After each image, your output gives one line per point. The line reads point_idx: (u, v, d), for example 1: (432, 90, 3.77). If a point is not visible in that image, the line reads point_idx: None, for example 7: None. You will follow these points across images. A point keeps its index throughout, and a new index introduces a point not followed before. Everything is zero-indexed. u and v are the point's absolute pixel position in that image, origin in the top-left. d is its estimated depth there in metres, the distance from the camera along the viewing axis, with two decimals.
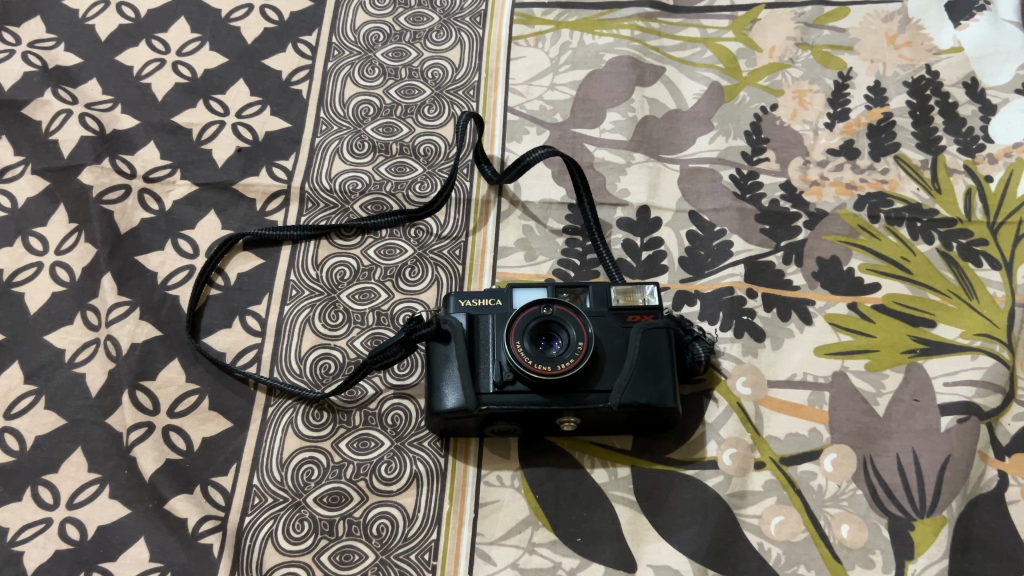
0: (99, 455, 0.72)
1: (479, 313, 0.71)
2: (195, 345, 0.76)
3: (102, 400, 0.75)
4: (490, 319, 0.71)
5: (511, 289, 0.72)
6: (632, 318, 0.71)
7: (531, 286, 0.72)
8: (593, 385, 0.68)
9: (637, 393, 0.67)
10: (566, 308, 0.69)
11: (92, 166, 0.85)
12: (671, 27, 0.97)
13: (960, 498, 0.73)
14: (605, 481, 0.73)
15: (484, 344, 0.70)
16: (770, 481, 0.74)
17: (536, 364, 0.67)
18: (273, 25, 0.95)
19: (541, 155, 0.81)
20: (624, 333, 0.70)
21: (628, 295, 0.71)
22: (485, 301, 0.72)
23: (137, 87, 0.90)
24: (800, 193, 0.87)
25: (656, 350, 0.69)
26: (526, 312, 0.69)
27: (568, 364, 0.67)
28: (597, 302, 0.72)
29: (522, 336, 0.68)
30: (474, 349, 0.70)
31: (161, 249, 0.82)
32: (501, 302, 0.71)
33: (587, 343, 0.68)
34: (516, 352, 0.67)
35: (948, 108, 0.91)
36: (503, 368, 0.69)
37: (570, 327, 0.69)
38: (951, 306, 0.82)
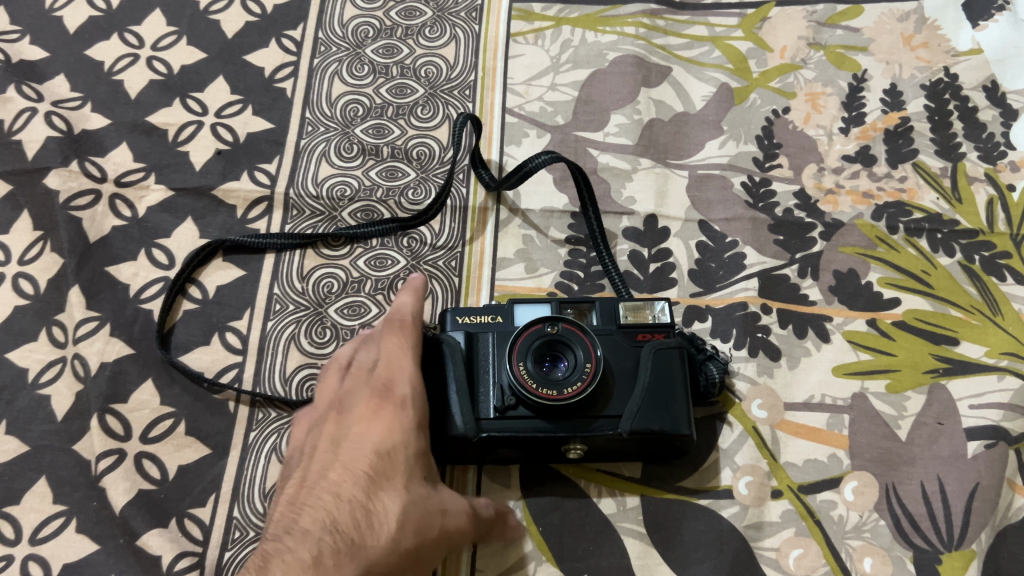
0: (65, 485, 0.66)
1: (478, 331, 0.66)
2: (165, 357, 0.71)
3: (69, 425, 0.69)
4: (489, 337, 0.65)
5: (512, 305, 0.66)
6: (642, 336, 0.65)
7: (534, 302, 0.66)
8: (601, 410, 0.63)
9: (649, 420, 0.62)
10: (572, 327, 0.64)
11: (59, 169, 0.78)
12: (677, 25, 0.92)
13: (989, 530, 0.68)
14: (613, 512, 0.69)
15: (483, 365, 0.64)
16: (788, 511, 0.69)
17: (541, 389, 0.61)
18: (255, 18, 0.89)
19: (543, 162, 0.76)
20: (634, 354, 0.65)
21: (636, 311, 0.66)
22: (484, 318, 0.66)
23: (108, 84, 0.84)
24: (815, 202, 0.82)
25: (668, 372, 0.64)
26: (529, 331, 0.64)
27: (576, 388, 0.61)
28: (604, 320, 0.66)
29: (525, 357, 0.63)
30: (473, 371, 0.64)
31: (134, 259, 0.76)
32: (502, 319, 0.66)
33: (595, 365, 0.62)
34: (519, 375, 0.62)
35: (967, 113, 0.87)
36: (505, 392, 0.63)
37: (577, 349, 0.63)
38: (974, 323, 0.77)
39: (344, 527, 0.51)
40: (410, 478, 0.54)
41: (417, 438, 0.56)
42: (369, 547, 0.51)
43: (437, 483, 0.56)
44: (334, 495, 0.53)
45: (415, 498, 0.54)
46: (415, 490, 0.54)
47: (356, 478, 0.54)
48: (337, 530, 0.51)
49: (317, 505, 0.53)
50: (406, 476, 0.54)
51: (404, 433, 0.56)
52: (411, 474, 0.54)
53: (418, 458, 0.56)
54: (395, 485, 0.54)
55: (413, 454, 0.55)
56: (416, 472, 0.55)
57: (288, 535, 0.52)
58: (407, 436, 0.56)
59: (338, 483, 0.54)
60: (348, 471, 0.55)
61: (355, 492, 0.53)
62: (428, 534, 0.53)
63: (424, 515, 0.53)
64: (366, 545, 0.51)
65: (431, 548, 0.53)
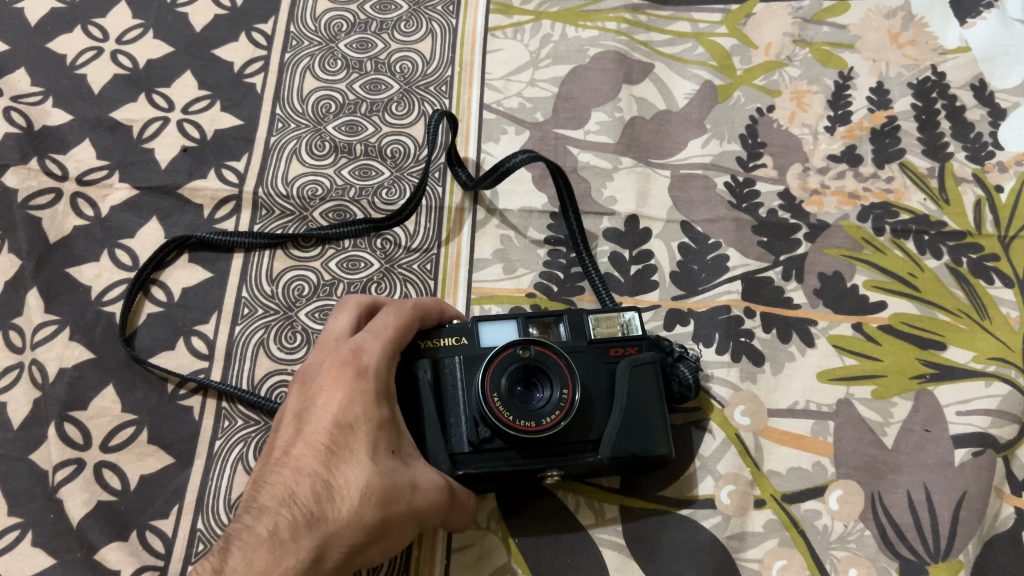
0: (20, 496, 0.64)
1: (444, 356, 0.60)
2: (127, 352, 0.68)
3: (25, 433, 0.66)
4: (456, 361, 0.59)
5: (477, 325, 0.61)
6: (615, 351, 0.61)
7: (499, 321, 0.61)
8: (582, 435, 0.58)
9: (631, 444, 0.58)
10: (545, 350, 0.58)
11: (18, 167, 0.75)
12: (659, 20, 0.89)
13: (976, 540, 0.67)
14: (590, 523, 0.67)
15: (452, 391, 0.58)
16: (771, 521, 0.67)
17: (517, 420, 0.56)
18: (225, 11, 0.85)
19: (520, 162, 0.74)
20: (607, 371, 0.60)
21: (605, 326, 0.62)
22: (449, 341, 0.60)
23: (71, 78, 0.80)
24: (800, 203, 0.80)
25: (643, 391, 0.60)
26: (501, 357, 0.58)
27: (556, 416, 0.56)
28: (574, 334, 0.61)
29: (497, 383, 0.57)
30: (441, 401, 0.58)
31: (96, 260, 0.73)
32: (468, 340, 0.60)
33: (572, 389, 0.57)
34: (494, 406, 0.56)
35: (955, 112, 0.85)
36: (479, 423, 0.57)
37: (553, 374, 0.58)
38: (961, 327, 0.75)
39: (302, 502, 0.48)
40: (372, 451, 0.50)
41: (383, 409, 0.52)
42: (330, 521, 0.48)
43: (405, 454, 0.52)
44: (294, 467, 0.50)
45: (380, 472, 0.50)
46: (380, 463, 0.50)
47: (316, 450, 0.51)
48: (296, 504, 0.48)
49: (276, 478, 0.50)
50: (371, 449, 0.50)
51: (366, 404, 0.52)
52: (376, 446, 0.51)
53: (384, 429, 0.52)
54: (357, 456, 0.50)
55: (378, 426, 0.51)
56: (380, 445, 0.51)
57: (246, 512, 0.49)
58: (369, 407, 0.52)
59: (297, 456, 0.51)
60: (307, 443, 0.51)
61: (314, 464, 0.50)
62: (395, 506, 0.50)
63: (391, 487, 0.50)
64: (326, 519, 0.48)
65: (400, 519, 0.50)
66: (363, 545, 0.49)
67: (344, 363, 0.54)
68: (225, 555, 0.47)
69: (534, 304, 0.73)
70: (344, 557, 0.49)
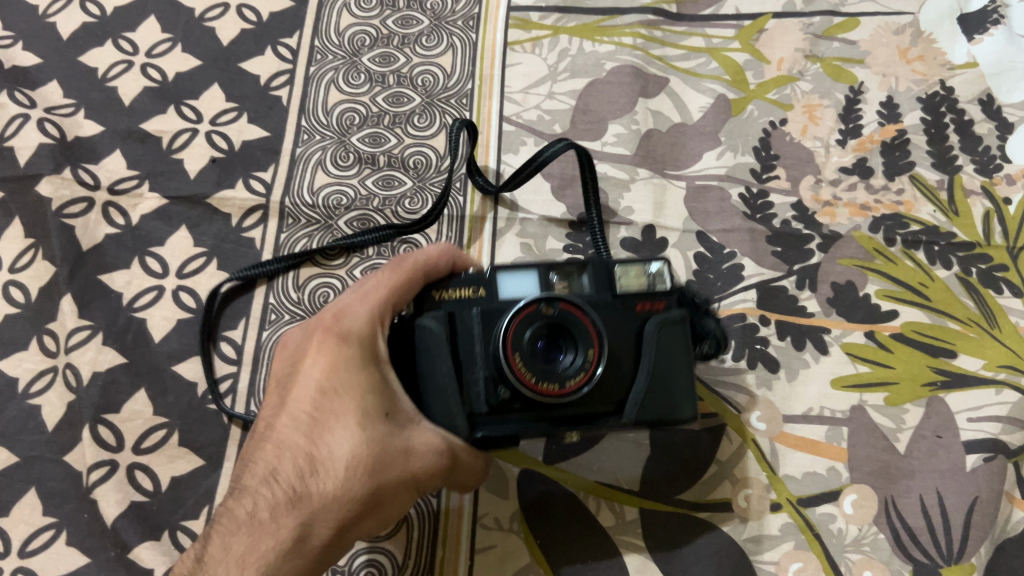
0: (55, 496, 0.66)
1: (459, 309, 0.54)
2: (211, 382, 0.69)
3: (60, 435, 0.68)
4: (472, 315, 0.53)
5: (494, 274, 0.54)
6: (642, 306, 0.55)
7: (519, 269, 0.54)
8: (608, 395, 0.54)
9: (658, 407, 0.54)
10: (570, 308, 0.53)
11: (51, 177, 0.77)
12: (673, 35, 0.90)
13: (988, 543, 0.68)
14: (611, 525, 0.69)
15: (469, 348, 0.53)
16: (787, 524, 0.70)
17: (539, 385, 0.52)
18: (251, 25, 0.87)
19: (558, 150, 0.74)
20: (634, 328, 0.55)
21: (635, 275, 0.54)
22: (464, 292, 0.54)
23: (101, 91, 0.83)
24: (812, 214, 0.82)
25: (674, 350, 0.54)
26: (523, 315, 0.53)
27: (580, 379, 0.52)
28: (597, 284, 0.55)
29: (519, 345, 0.52)
30: (457, 357, 0.53)
31: (128, 267, 0.75)
32: (484, 291, 0.54)
33: (598, 350, 0.53)
34: (515, 370, 0.52)
35: (963, 126, 0.86)
36: (498, 384, 0.53)
37: (578, 336, 0.53)
38: (971, 336, 0.77)
39: (286, 479, 0.51)
40: (358, 422, 0.52)
41: (371, 373, 0.54)
42: (314, 496, 0.51)
43: (401, 415, 0.54)
44: (279, 442, 0.53)
45: (365, 443, 0.52)
46: (367, 431, 0.52)
47: (301, 422, 0.53)
48: (280, 481, 0.51)
49: (261, 454, 0.53)
50: (356, 417, 0.52)
51: (350, 372, 0.53)
52: (362, 414, 0.52)
53: (371, 395, 0.53)
54: (341, 428, 0.52)
55: (364, 393, 0.53)
56: (368, 413, 0.52)
57: (239, 489, 0.53)
58: (353, 376, 0.53)
59: (283, 429, 0.53)
60: (294, 416, 0.53)
61: (299, 438, 0.53)
62: (384, 472, 0.52)
63: (379, 457, 0.52)
64: (309, 494, 0.51)
65: (392, 483, 0.53)
66: (357, 511, 0.52)
67: (329, 330, 0.55)
68: (219, 534, 0.51)
69: None
70: (336, 527, 0.52)
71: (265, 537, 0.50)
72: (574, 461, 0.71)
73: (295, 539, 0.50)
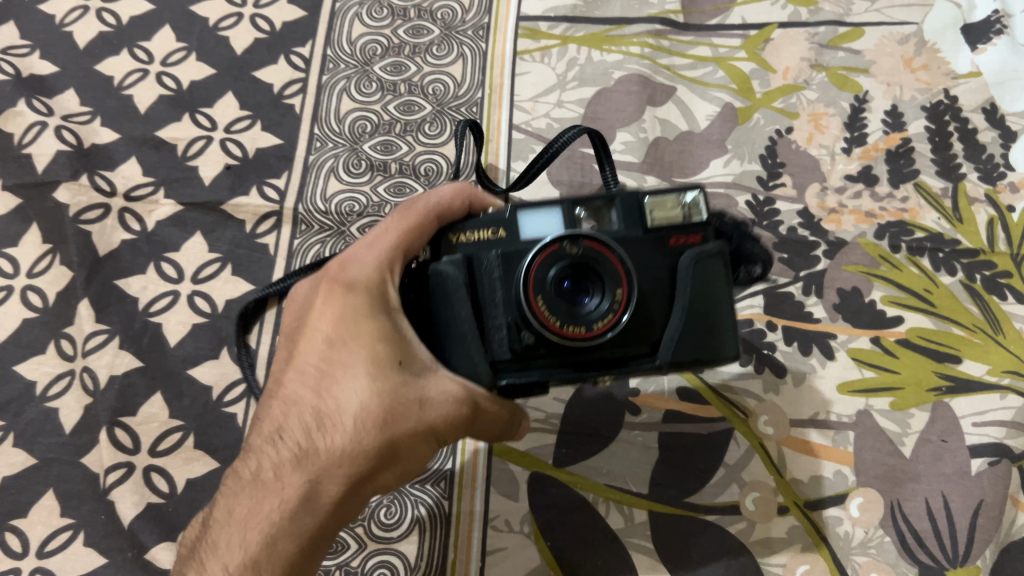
0: (72, 498, 0.68)
1: (478, 252, 0.52)
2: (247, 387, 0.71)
3: (77, 438, 0.70)
4: (492, 259, 0.51)
5: (515, 214, 0.52)
6: (674, 241, 0.52)
7: (542, 208, 0.52)
8: (640, 337, 0.52)
9: (692, 348, 0.52)
10: (596, 246, 0.50)
11: (68, 183, 0.79)
12: (681, 45, 0.91)
13: (994, 546, 0.69)
14: (621, 527, 0.70)
15: (491, 292, 0.51)
16: (795, 527, 0.71)
17: (565, 327, 0.50)
18: (264, 35, 0.88)
19: (570, 138, 0.70)
20: (667, 265, 0.52)
21: (665, 208, 0.52)
22: (483, 234, 0.52)
23: (117, 99, 0.84)
24: (818, 221, 0.83)
25: (708, 286, 0.52)
26: (546, 255, 0.51)
27: (606, 322, 0.50)
28: (627, 220, 0.52)
29: (542, 288, 0.50)
30: (477, 302, 0.52)
31: (144, 273, 0.76)
32: (505, 233, 0.52)
33: (627, 289, 0.50)
34: (540, 313, 0.50)
35: (967, 134, 0.87)
36: (521, 329, 0.51)
37: (605, 274, 0.51)
38: (976, 342, 0.78)
39: (294, 435, 0.51)
40: (368, 372, 0.50)
41: (379, 321, 0.52)
42: (320, 452, 0.50)
43: (414, 363, 0.51)
44: (288, 398, 0.52)
45: (376, 393, 0.50)
46: (376, 380, 0.50)
47: (308, 376, 0.52)
48: (286, 439, 0.51)
49: (270, 411, 0.52)
50: (363, 369, 0.51)
51: (358, 322, 0.52)
52: (373, 363, 0.51)
53: (383, 343, 0.51)
54: (348, 380, 0.51)
55: (371, 343, 0.51)
56: (381, 362, 0.51)
57: (252, 448, 0.53)
58: (361, 326, 0.52)
59: (292, 384, 0.52)
60: (301, 370, 0.52)
61: (306, 393, 0.52)
62: (397, 424, 0.50)
63: (390, 408, 0.50)
64: (317, 450, 0.50)
65: (406, 435, 0.51)
66: (372, 466, 0.51)
67: (337, 278, 0.54)
68: (236, 495, 0.52)
69: None
70: (348, 483, 0.50)
71: (270, 496, 0.50)
72: (583, 465, 0.72)
73: (301, 499, 0.50)
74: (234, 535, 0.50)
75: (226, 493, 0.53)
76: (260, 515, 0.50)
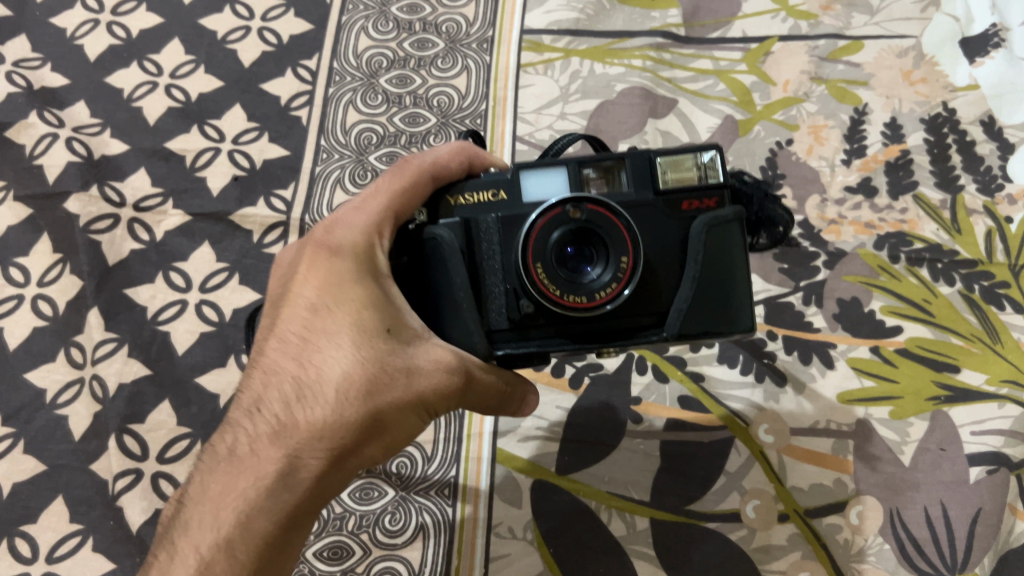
0: (80, 504, 0.69)
1: (476, 215, 0.50)
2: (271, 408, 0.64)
3: (86, 444, 0.71)
4: (491, 222, 0.49)
5: (517, 174, 0.50)
6: (686, 206, 0.50)
7: (546, 169, 0.50)
8: (647, 307, 0.49)
9: (702, 320, 0.49)
10: (601, 209, 0.48)
11: (79, 194, 0.80)
12: (682, 58, 0.92)
13: (992, 554, 0.70)
14: (622, 534, 0.71)
15: (488, 257, 0.49)
16: (795, 535, 0.71)
17: (565, 296, 0.48)
18: (272, 48, 0.89)
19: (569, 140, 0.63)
20: (678, 231, 0.50)
21: (678, 170, 0.50)
22: (483, 196, 0.50)
23: (127, 111, 0.85)
24: (818, 232, 0.84)
25: (721, 253, 0.49)
26: (547, 217, 0.48)
27: (608, 293, 0.48)
28: (638, 182, 0.50)
29: (542, 253, 0.48)
30: (475, 268, 0.49)
31: (152, 282, 0.78)
32: (506, 195, 0.50)
33: (633, 256, 0.48)
34: (538, 281, 0.48)
35: (966, 146, 0.87)
36: (520, 297, 0.49)
37: (609, 238, 0.48)
38: (974, 351, 0.79)
39: (273, 407, 0.48)
40: (356, 339, 0.49)
41: (366, 287, 0.50)
42: (301, 422, 0.47)
43: (403, 331, 0.49)
44: (268, 369, 0.50)
45: (363, 360, 0.48)
46: (364, 347, 0.48)
47: (290, 345, 0.50)
48: (264, 411, 0.48)
49: (248, 383, 0.50)
50: (350, 337, 0.49)
51: (347, 288, 0.50)
52: (361, 329, 0.49)
53: (370, 309, 0.49)
54: (334, 348, 0.49)
55: (357, 309, 0.49)
56: (369, 328, 0.49)
57: (226, 425, 0.50)
58: (350, 291, 0.50)
59: (273, 355, 0.50)
60: (283, 339, 0.50)
61: (287, 362, 0.49)
62: (384, 395, 0.48)
63: (377, 376, 0.48)
64: (298, 421, 0.47)
65: (393, 407, 0.49)
66: (356, 439, 0.48)
67: (321, 245, 0.52)
68: (206, 475, 0.48)
69: None
70: (330, 457, 0.47)
71: (245, 471, 0.47)
72: (586, 472, 0.73)
73: (280, 473, 0.46)
74: (206, 515, 0.47)
75: (196, 473, 0.50)
76: (235, 491, 0.47)
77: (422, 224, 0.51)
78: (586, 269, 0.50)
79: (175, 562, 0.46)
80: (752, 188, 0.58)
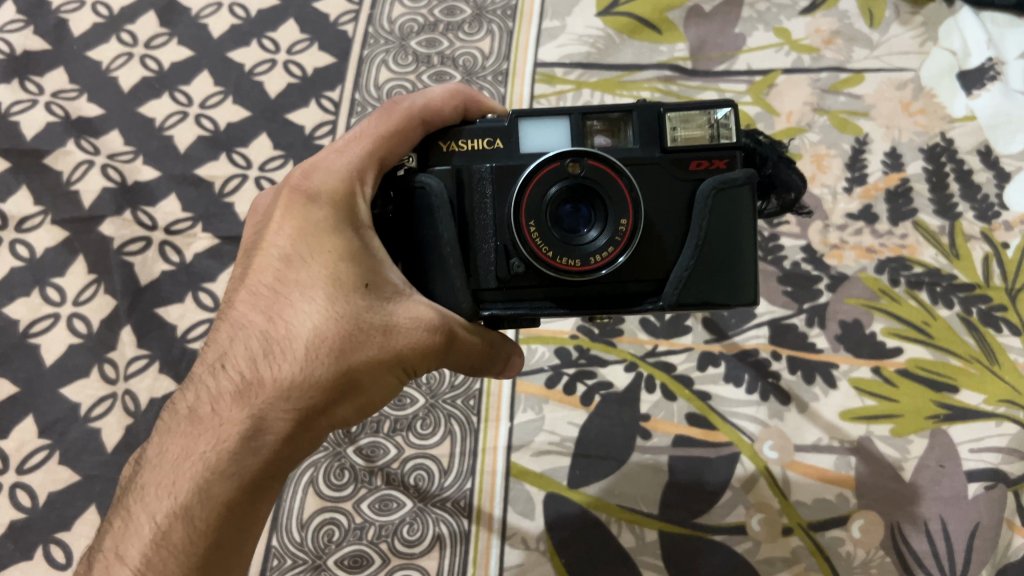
0: None
1: (471, 165, 0.48)
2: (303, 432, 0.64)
3: (117, 456, 0.75)
4: (485, 172, 0.47)
5: (516, 122, 0.48)
6: (695, 165, 0.48)
7: (546, 119, 0.48)
8: (645, 272, 0.48)
9: (702, 288, 0.47)
10: (601, 165, 0.46)
11: (113, 218, 0.85)
12: (689, 90, 0.95)
13: (990, 567, 0.72)
14: (632, 546, 0.74)
15: (480, 210, 0.47)
16: (798, 548, 0.74)
17: (557, 257, 0.46)
18: (297, 80, 0.93)
19: None
20: (685, 193, 0.48)
21: (690, 125, 0.48)
22: (478, 144, 0.48)
23: (159, 139, 0.90)
24: (822, 256, 0.86)
25: (730, 218, 0.47)
26: (544, 172, 0.46)
27: (604, 258, 0.47)
28: (644, 138, 0.48)
29: (536, 209, 0.46)
30: (465, 222, 0.48)
31: (182, 301, 0.81)
32: (503, 144, 0.48)
33: (632, 219, 0.46)
34: (530, 239, 0.46)
35: (963, 175, 0.91)
36: (511, 256, 0.48)
37: (608, 195, 0.46)
38: (973, 372, 0.81)
39: (241, 364, 0.48)
40: (328, 295, 0.48)
41: (342, 238, 0.49)
42: (267, 380, 0.47)
43: (381, 286, 0.49)
44: (236, 323, 0.49)
45: (334, 317, 0.48)
46: (336, 303, 0.48)
47: (260, 297, 0.49)
48: (230, 368, 0.48)
49: (215, 336, 0.50)
50: (323, 292, 0.48)
51: (321, 241, 0.49)
52: (335, 284, 0.48)
53: (346, 263, 0.49)
54: (305, 303, 0.48)
55: (332, 262, 0.48)
56: (343, 284, 0.48)
57: (192, 379, 0.50)
58: (324, 244, 0.49)
59: (241, 308, 0.50)
60: (254, 291, 0.50)
61: (255, 316, 0.49)
62: (358, 351, 0.48)
63: (350, 334, 0.48)
64: (265, 379, 0.47)
65: (366, 365, 0.48)
66: (326, 397, 0.48)
67: (297, 189, 0.51)
68: (172, 432, 0.49)
69: (576, 345, 0.82)
70: (296, 416, 0.47)
71: (209, 431, 0.47)
72: (597, 486, 0.76)
73: (243, 434, 0.46)
74: (167, 477, 0.47)
75: (159, 430, 0.50)
76: (198, 452, 0.47)
77: (411, 169, 0.50)
78: (584, 230, 0.48)
79: (135, 526, 0.47)
80: (767, 149, 0.54)
